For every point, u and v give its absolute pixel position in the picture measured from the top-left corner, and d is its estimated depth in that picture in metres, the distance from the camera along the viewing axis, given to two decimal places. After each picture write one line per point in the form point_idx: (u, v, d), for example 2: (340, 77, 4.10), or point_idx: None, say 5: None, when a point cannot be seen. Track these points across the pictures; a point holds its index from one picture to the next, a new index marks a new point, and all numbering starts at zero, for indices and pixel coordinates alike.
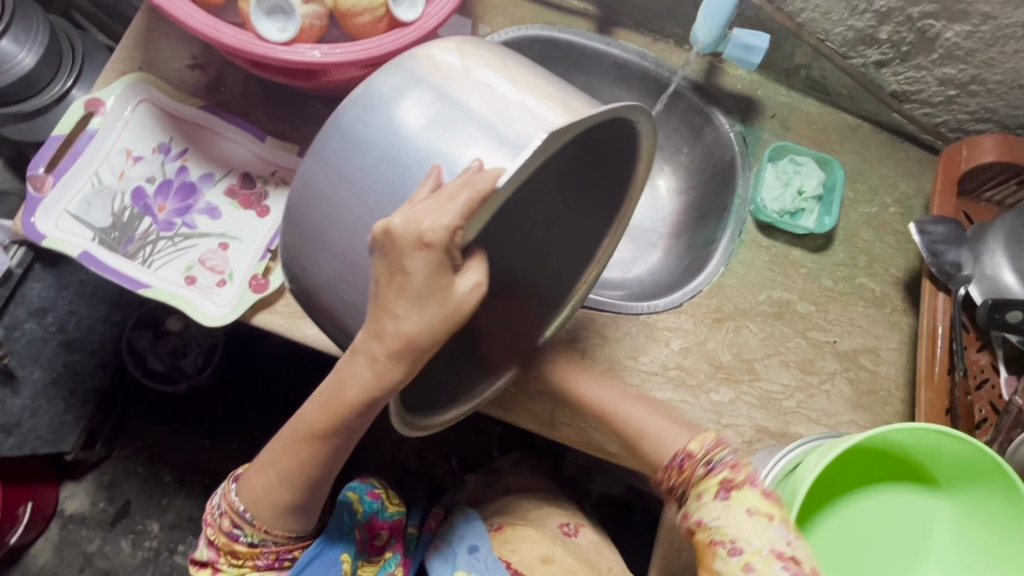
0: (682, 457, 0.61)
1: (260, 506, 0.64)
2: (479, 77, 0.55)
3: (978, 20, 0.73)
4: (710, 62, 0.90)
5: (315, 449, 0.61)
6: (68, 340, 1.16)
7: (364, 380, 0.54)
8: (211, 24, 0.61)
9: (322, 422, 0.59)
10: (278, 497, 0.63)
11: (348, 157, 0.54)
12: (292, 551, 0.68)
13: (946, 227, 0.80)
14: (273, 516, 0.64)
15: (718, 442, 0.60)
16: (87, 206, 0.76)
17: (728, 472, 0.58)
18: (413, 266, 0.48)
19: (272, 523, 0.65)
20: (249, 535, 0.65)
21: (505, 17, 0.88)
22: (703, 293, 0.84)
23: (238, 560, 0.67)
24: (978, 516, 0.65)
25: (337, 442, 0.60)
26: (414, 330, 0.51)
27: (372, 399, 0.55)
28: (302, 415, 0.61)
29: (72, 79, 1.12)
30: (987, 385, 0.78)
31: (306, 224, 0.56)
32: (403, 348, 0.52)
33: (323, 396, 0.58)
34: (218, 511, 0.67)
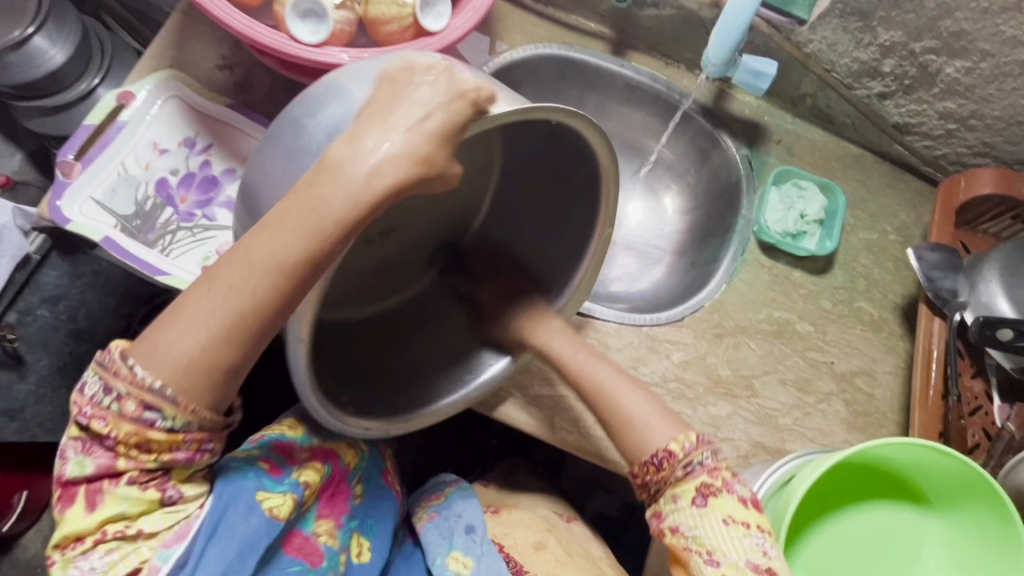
0: (661, 457, 0.63)
1: (182, 359, 0.50)
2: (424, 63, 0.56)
3: (977, 57, 0.76)
4: (719, 87, 0.93)
5: (288, 277, 0.49)
6: (77, 329, 1.17)
7: (345, 198, 0.48)
8: (248, 23, 0.64)
9: (288, 268, 0.49)
10: (215, 359, 0.51)
11: (287, 143, 0.55)
12: (217, 442, 0.55)
13: (942, 255, 0.82)
14: (202, 379, 0.51)
15: (698, 444, 0.64)
16: (112, 194, 0.78)
17: (706, 477, 0.62)
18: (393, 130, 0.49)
19: (196, 392, 0.51)
20: (167, 418, 0.51)
21: (524, 36, 0.92)
22: (705, 309, 0.86)
23: (148, 455, 0.52)
24: (969, 534, 0.67)
25: (308, 276, 0.49)
26: (404, 157, 0.48)
27: (353, 224, 0.49)
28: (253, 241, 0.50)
29: (99, 77, 1.15)
30: (981, 411, 0.79)
31: (254, 206, 0.58)
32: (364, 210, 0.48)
33: (291, 220, 0.49)
34: (104, 399, 0.51)
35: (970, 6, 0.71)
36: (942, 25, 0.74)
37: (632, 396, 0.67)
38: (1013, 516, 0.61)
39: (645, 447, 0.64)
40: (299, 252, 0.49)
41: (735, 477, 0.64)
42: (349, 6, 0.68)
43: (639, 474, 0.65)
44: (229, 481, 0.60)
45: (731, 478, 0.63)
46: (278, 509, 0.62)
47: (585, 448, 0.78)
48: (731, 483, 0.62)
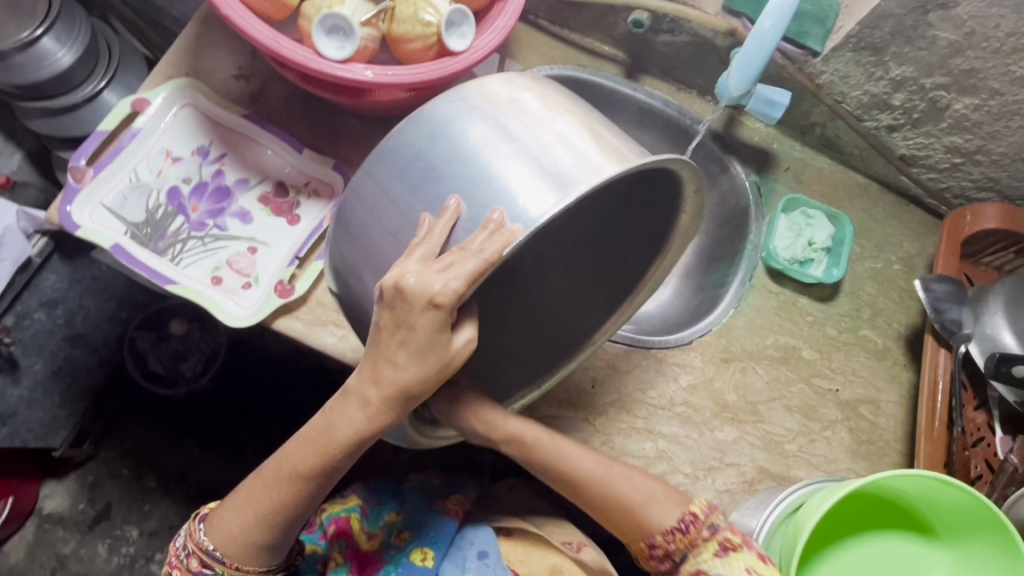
0: (686, 521, 0.67)
1: (233, 544, 0.65)
2: (528, 101, 0.54)
3: (985, 95, 0.77)
4: (730, 114, 0.94)
5: (302, 483, 0.62)
6: (73, 334, 1.18)
7: (355, 420, 0.57)
8: (273, 37, 0.64)
9: (310, 462, 0.60)
10: (254, 536, 0.64)
11: (395, 181, 0.55)
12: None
13: (949, 287, 0.83)
14: (245, 553, 0.65)
15: (713, 508, 0.68)
16: (122, 200, 0.77)
17: (728, 534, 0.66)
18: (418, 323, 0.52)
19: (239, 556, 0.65)
20: (219, 573, 0.66)
21: (539, 57, 0.93)
22: (713, 333, 0.86)
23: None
24: (975, 569, 0.66)
25: (320, 482, 0.62)
26: (410, 380, 0.54)
27: (364, 439, 0.58)
28: (285, 454, 0.62)
29: (105, 81, 1.14)
30: (983, 443, 0.80)
31: (358, 229, 0.57)
32: (397, 395, 0.55)
33: (310, 436, 0.60)
34: (184, 553, 0.67)
35: (982, 46, 0.72)
36: (953, 63, 0.76)
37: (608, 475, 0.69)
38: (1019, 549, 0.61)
39: (645, 526, 0.67)
40: (318, 452, 0.60)
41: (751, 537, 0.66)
42: (373, 23, 0.69)
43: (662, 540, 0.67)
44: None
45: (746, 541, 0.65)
46: None
47: None
48: (748, 542, 0.65)
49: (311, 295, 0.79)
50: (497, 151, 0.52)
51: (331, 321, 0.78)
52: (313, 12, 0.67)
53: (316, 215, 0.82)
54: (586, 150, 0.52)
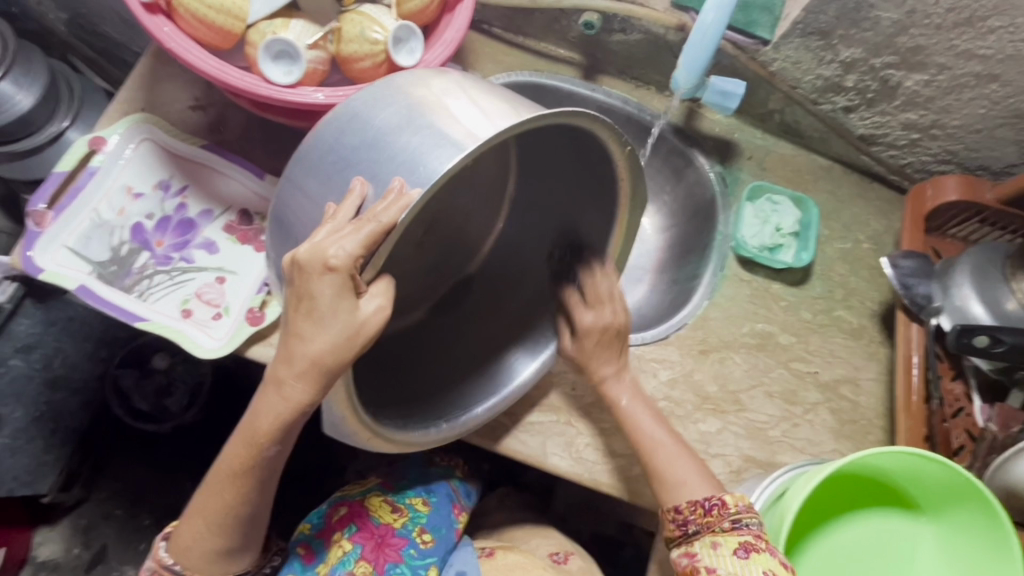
0: (713, 503, 0.68)
1: (190, 555, 0.66)
2: (431, 87, 0.56)
3: (934, 70, 0.78)
4: (689, 107, 0.95)
5: (241, 479, 0.62)
6: (53, 377, 1.18)
7: (277, 408, 0.57)
8: (219, 66, 0.65)
9: (243, 455, 0.61)
10: (208, 543, 0.65)
11: (312, 181, 0.56)
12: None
13: (915, 261, 0.84)
14: (204, 563, 0.66)
15: (751, 507, 0.67)
16: (85, 241, 0.77)
17: (751, 537, 0.64)
18: (319, 290, 0.51)
19: (195, 564, 0.66)
20: None
21: (496, 65, 0.93)
22: (689, 326, 0.87)
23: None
24: (962, 541, 0.67)
25: (258, 476, 0.62)
26: (319, 350, 0.52)
27: (286, 424, 0.58)
28: (223, 454, 0.62)
29: (68, 120, 1.13)
30: (962, 414, 0.81)
31: (290, 236, 0.59)
32: (312, 369, 0.54)
33: (239, 429, 0.61)
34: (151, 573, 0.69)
35: (924, 23, 0.73)
36: (899, 42, 0.77)
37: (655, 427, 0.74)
38: (1005, 522, 0.61)
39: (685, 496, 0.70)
40: (247, 445, 0.60)
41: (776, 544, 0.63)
42: (321, 45, 0.69)
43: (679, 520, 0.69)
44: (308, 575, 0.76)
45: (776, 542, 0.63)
46: None
47: (577, 471, 0.77)
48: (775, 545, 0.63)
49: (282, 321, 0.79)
50: (401, 130, 0.54)
51: None
52: (258, 40, 0.67)
53: None
54: (488, 117, 0.53)
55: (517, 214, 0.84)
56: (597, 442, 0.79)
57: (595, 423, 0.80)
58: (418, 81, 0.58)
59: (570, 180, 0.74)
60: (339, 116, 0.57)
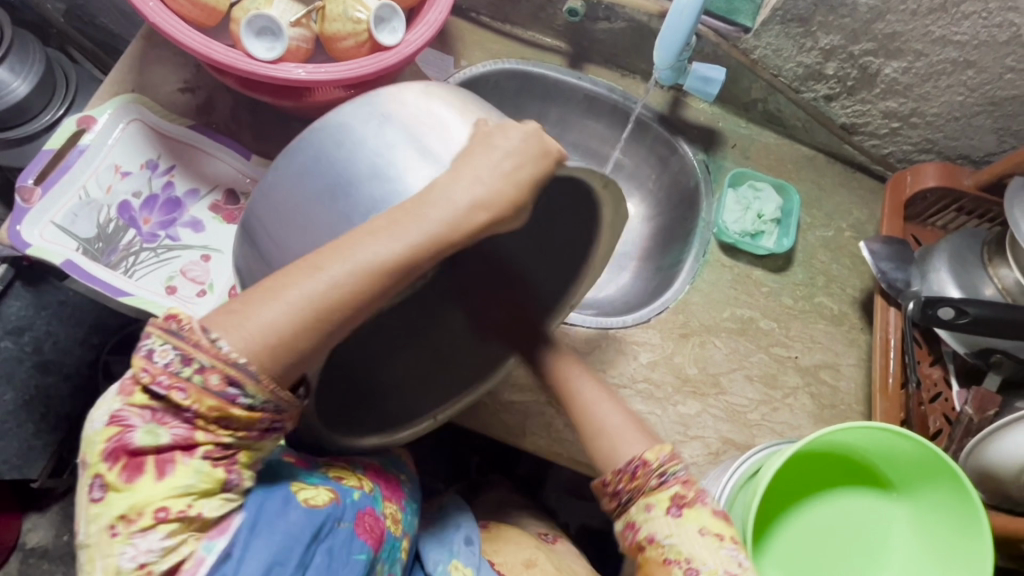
0: (636, 464, 0.60)
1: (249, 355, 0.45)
2: (404, 101, 0.54)
3: (912, 57, 0.79)
4: (673, 95, 0.96)
5: (348, 298, 0.47)
6: (43, 361, 1.18)
7: (386, 250, 0.48)
8: (202, 42, 0.66)
9: (354, 274, 0.47)
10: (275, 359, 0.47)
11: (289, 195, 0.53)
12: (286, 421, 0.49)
13: (891, 247, 0.85)
14: (275, 366, 0.46)
15: (673, 455, 0.61)
16: (73, 218, 0.77)
17: (680, 488, 0.59)
18: (476, 162, 0.51)
19: (267, 374, 0.46)
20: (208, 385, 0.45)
21: (483, 51, 0.94)
22: (670, 309, 0.87)
23: (227, 434, 0.46)
24: (934, 520, 0.67)
25: (360, 311, 0.48)
26: (485, 195, 0.51)
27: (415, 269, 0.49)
28: (315, 262, 0.47)
29: (63, 108, 1.14)
30: (940, 398, 0.81)
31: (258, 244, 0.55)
32: (467, 223, 0.50)
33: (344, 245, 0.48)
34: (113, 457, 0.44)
35: (900, 9, 0.74)
36: (876, 28, 0.78)
37: (604, 404, 0.66)
38: (974, 496, 0.62)
39: (621, 454, 0.62)
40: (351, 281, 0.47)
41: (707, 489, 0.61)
42: (305, 23, 0.70)
43: (611, 481, 0.61)
44: (260, 486, 0.51)
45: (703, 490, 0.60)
46: None
47: (557, 451, 0.78)
48: (703, 494, 0.60)
49: None
50: (386, 151, 0.52)
51: None
52: (242, 16, 0.68)
53: None
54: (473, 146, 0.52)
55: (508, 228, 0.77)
56: (576, 422, 0.80)
57: None
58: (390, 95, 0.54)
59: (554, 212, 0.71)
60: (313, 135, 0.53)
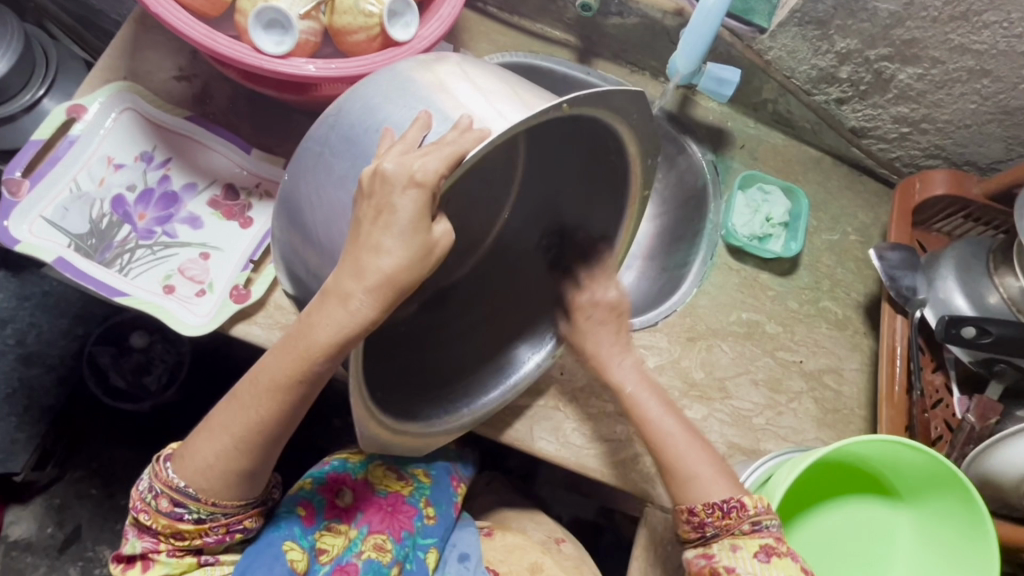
0: (732, 505, 0.65)
1: (209, 475, 0.60)
2: (443, 70, 0.56)
3: (927, 64, 0.79)
4: (684, 93, 0.94)
5: (286, 394, 0.57)
6: (27, 353, 1.17)
7: (338, 321, 0.53)
8: (208, 34, 0.62)
9: (288, 370, 0.56)
10: (230, 462, 0.60)
11: (323, 166, 0.55)
12: (243, 521, 0.64)
13: (902, 253, 0.85)
14: (220, 483, 0.61)
15: (772, 508, 0.65)
16: (63, 212, 0.75)
17: (772, 539, 0.64)
18: (401, 205, 0.50)
19: (219, 492, 0.61)
20: (194, 511, 0.62)
21: (490, 44, 0.92)
22: (678, 313, 0.87)
23: (182, 543, 0.63)
24: (939, 528, 0.68)
25: (304, 391, 0.57)
26: (395, 267, 0.51)
27: (344, 342, 0.53)
28: (260, 368, 0.58)
29: (43, 89, 1.08)
30: (942, 404, 0.82)
31: (296, 216, 0.57)
32: (383, 286, 0.52)
33: (287, 343, 0.56)
34: (151, 496, 0.62)
35: (920, 16, 0.74)
36: (895, 34, 0.77)
37: (664, 418, 0.72)
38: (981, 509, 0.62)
39: (711, 495, 0.67)
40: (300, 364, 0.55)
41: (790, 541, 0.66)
42: (313, 16, 0.67)
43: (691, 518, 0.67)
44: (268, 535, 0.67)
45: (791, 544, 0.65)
46: (301, 560, 0.68)
47: (565, 456, 0.78)
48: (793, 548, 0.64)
49: (269, 299, 0.77)
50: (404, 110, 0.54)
51: (290, 324, 0.77)
52: (248, 7, 0.66)
53: (268, 217, 0.80)
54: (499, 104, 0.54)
55: (525, 206, 0.83)
56: (583, 426, 0.79)
57: (582, 407, 0.80)
58: (420, 66, 0.57)
59: (578, 177, 0.75)
60: (351, 103, 0.56)
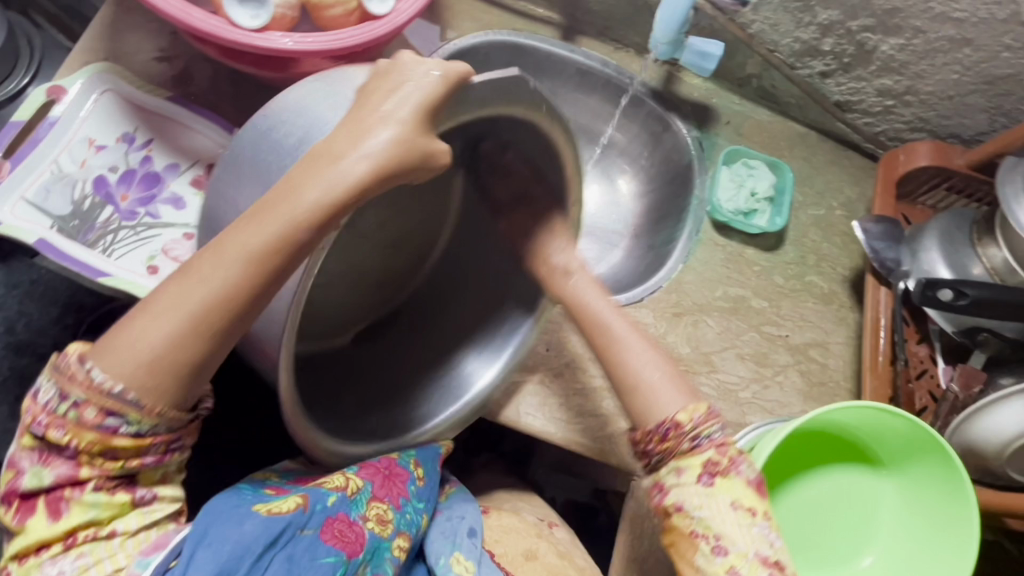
0: (667, 426, 0.62)
1: (148, 370, 0.48)
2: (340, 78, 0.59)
3: (909, 34, 0.79)
4: (667, 70, 0.94)
5: (261, 265, 0.49)
6: (17, 342, 1.14)
7: (325, 189, 0.50)
8: (183, 8, 0.62)
9: (269, 240, 0.49)
10: (183, 350, 0.48)
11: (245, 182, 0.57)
12: (184, 438, 0.53)
13: (884, 226, 0.85)
14: (166, 377, 0.48)
15: (708, 416, 0.63)
16: (46, 193, 0.74)
17: (715, 454, 0.61)
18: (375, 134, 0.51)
19: (155, 394, 0.48)
20: (133, 425, 0.49)
21: (473, 22, 0.91)
22: (663, 289, 0.87)
23: (112, 464, 0.49)
24: (921, 494, 0.69)
25: (282, 261, 0.49)
26: (379, 155, 0.51)
27: (332, 212, 0.50)
28: (231, 231, 0.50)
29: (28, 77, 1.08)
30: (927, 375, 0.82)
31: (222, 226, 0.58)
32: (380, 178, 0.52)
33: (258, 214, 0.50)
34: (48, 423, 0.48)
35: None
36: (875, 3, 0.77)
37: (629, 335, 0.70)
38: (959, 468, 0.63)
39: (654, 416, 0.64)
40: (267, 244, 0.49)
41: (744, 456, 0.62)
42: None
43: (642, 441, 0.64)
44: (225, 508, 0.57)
45: (740, 457, 0.61)
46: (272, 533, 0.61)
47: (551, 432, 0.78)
48: (740, 461, 0.61)
49: None
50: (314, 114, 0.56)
51: None
52: None
53: None
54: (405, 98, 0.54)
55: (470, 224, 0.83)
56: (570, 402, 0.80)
57: (569, 383, 0.80)
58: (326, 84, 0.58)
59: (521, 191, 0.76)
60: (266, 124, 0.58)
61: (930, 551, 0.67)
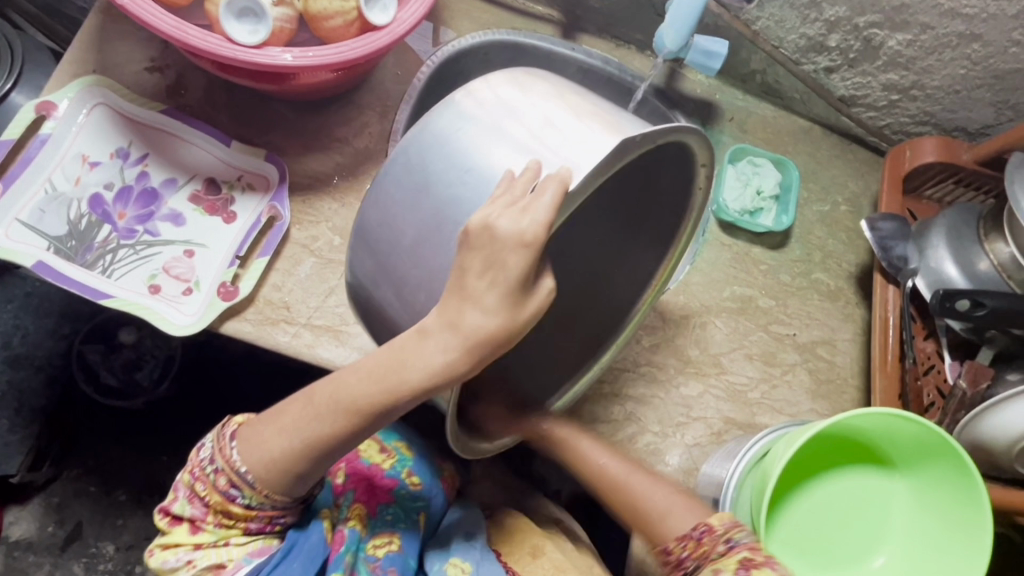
0: (702, 531, 0.63)
1: (271, 470, 0.61)
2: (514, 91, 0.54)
3: (917, 29, 0.78)
4: (670, 68, 0.92)
5: (352, 417, 0.58)
6: (14, 356, 1.14)
7: (433, 364, 0.53)
8: (178, 25, 0.60)
9: (368, 398, 0.56)
10: (292, 462, 0.60)
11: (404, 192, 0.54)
12: (285, 516, 0.66)
13: (894, 223, 0.85)
14: (278, 478, 0.61)
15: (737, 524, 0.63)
16: (40, 214, 0.73)
17: (749, 553, 0.59)
18: (512, 261, 0.50)
19: (271, 486, 0.62)
20: (246, 497, 0.62)
21: (471, 22, 0.89)
22: (672, 291, 0.87)
23: (228, 521, 0.64)
24: (932, 496, 0.69)
25: (370, 423, 0.58)
26: (492, 329, 0.52)
27: (435, 385, 0.54)
28: (341, 384, 0.58)
29: (10, 82, 1.02)
30: (933, 371, 0.82)
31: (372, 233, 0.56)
32: (477, 343, 0.52)
33: (371, 374, 0.56)
34: (211, 470, 0.63)
35: None
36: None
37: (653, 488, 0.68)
38: (972, 473, 0.63)
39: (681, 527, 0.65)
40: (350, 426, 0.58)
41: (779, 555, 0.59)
42: (287, 3, 0.65)
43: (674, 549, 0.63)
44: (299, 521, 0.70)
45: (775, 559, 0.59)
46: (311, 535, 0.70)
47: None
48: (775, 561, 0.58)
49: (258, 295, 0.75)
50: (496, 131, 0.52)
51: (280, 319, 0.75)
52: None
53: (250, 209, 0.78)
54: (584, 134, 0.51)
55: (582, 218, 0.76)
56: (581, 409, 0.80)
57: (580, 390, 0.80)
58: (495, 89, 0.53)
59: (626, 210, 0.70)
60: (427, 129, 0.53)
61: (942, 553, 0.67)
